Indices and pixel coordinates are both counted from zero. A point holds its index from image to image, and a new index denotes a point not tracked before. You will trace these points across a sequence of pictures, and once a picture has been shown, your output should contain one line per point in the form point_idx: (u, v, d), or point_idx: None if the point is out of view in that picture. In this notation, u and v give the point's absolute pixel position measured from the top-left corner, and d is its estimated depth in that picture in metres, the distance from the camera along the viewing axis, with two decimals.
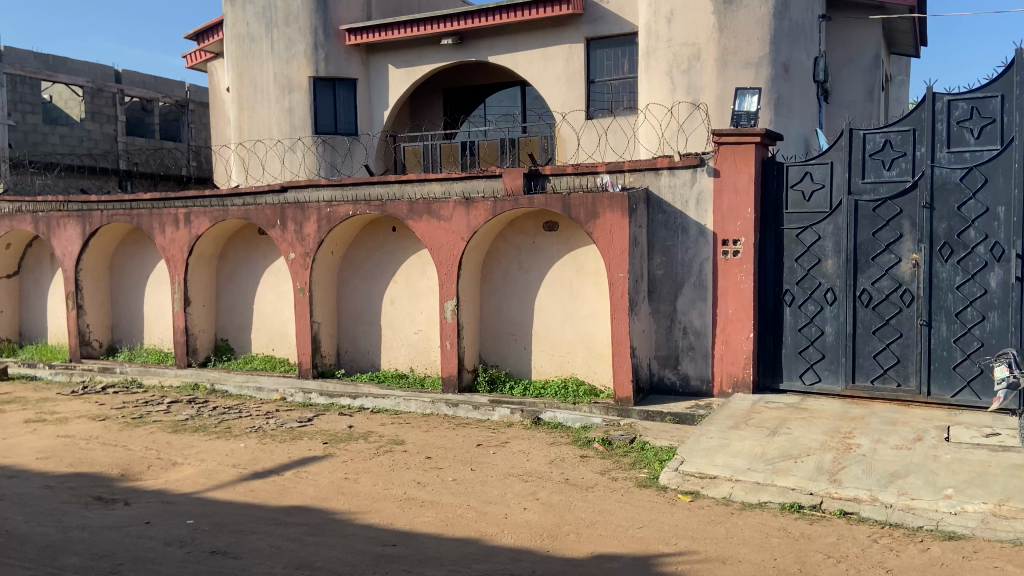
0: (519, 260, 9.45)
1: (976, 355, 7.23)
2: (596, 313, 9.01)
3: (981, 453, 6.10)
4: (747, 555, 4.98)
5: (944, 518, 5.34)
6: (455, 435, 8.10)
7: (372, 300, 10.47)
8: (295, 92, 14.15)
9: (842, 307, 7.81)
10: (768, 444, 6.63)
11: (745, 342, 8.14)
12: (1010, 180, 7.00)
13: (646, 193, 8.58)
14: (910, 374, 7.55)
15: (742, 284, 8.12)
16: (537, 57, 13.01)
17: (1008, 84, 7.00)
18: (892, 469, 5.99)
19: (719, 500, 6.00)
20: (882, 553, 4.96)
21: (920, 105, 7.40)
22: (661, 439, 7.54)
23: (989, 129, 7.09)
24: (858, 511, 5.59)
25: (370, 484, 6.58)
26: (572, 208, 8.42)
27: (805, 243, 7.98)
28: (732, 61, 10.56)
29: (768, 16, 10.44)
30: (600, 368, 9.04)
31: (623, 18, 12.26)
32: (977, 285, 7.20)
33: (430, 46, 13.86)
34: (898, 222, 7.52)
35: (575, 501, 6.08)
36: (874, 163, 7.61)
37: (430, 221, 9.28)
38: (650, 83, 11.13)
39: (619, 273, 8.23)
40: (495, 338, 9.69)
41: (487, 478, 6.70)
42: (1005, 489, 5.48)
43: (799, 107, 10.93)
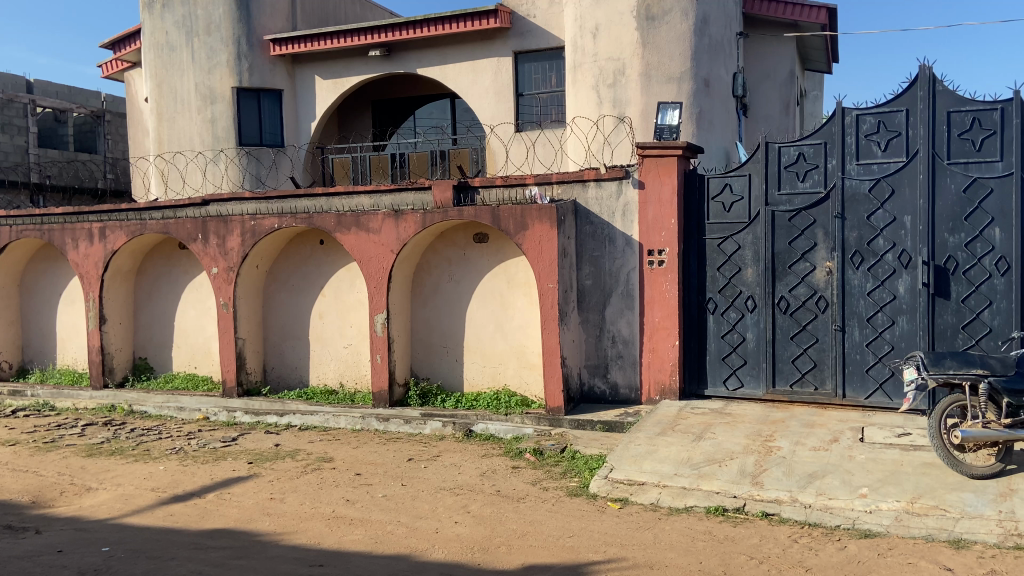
0: (450, 272, 9.43)
1: (887, 358, 7.56)
2: (527, 324, 9.06)
3: (894, 452, 6.38)
4: (674, 559, 5.08)
5: (860, 517, 5.56)
6: (386, 450, 8.01)
7: (299, 314, 10.28)
8: (218, 102, 13.85)
9: (761, 314, 8.07)
10: (694, 449, 6.80)
11: (671, 349, 8.33)
12: (915, 191, 7.37)
13: (574, 205, 8.71)
14: (826, 377, 7.85)
15: (667, 292, 8.32)
16: (466, 69, 13.06)
17: (912, 98, 7.37)
18: (811, 469, 6.22)
19: (647, 506, 6.10)
20: (802, 553, 5.13)
21: (830, 119, 7.74)
22: (591, 447, 7.62)
23: (895, 141, 7.45)
24: (779, 512, 5.77)
25: (296, 504, 6.44)
26: (502, 219, 8.46)
27: (726, 253, 8.23)
28: (655, 76, 10.83)
29: (688, 33, 10.75)
30: (531, 378, 9.08)
31: (550, 33, 12.47)
32: (886, 291, 7.54)
33: (358, 58, 13.76)
34: (812, 231, 7.83)
35: (506, 513, 6.09)
36: (789, 175, 7.91)
37: (358, 234, 9.18)
38: (577, 97, 11.34)
39: (549, 284, 8.31)
40: (427, 350, 9.63)
41: (418, 493, 6.64)
42: (917, 487, 5.74)
43: (720, 121, 11.27)
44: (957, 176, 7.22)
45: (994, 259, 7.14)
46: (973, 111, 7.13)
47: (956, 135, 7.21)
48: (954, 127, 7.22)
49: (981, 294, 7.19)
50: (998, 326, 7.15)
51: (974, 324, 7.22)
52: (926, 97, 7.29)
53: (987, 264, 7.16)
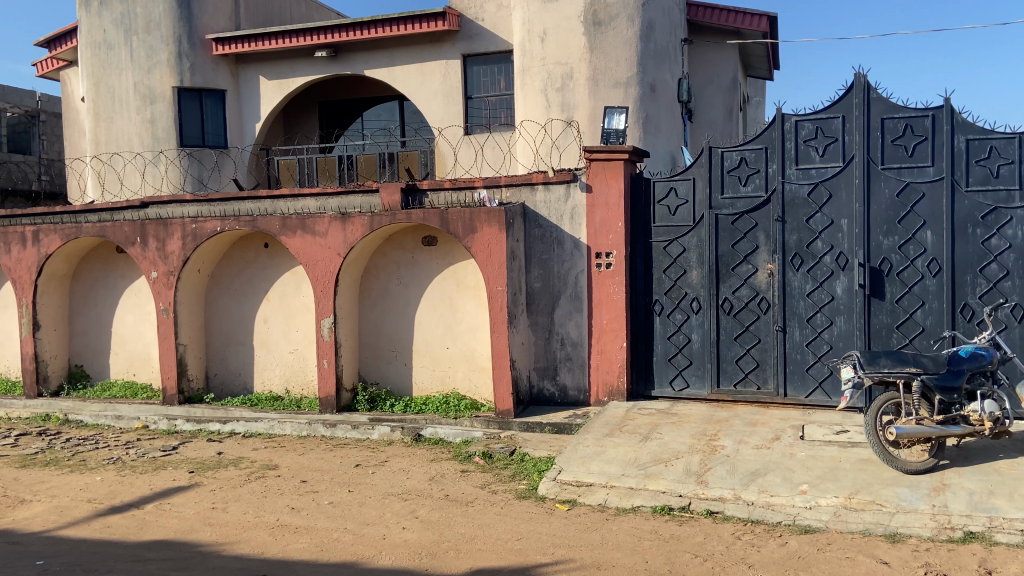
0: (398, 275, 9.36)
1: (826, 357, 7.77)
2: (476, 327, 9.06)
3: (832, 449, 6.56)
4: (621, 559, 5.13)
5: (800, 513, 5.70)
6: (333, 456, 7.92)
7: (243, 319, 10.08)
8: (158, 102, 13.50)
9: (706, 316, 8.22)
10: (640, 450, 6.88)
11: (619, 351, 8.42)
12: (851, 196, 7.60)
13: (522, 209, 8.74)
14: (768, 377, 8.03)
15: (614, 294, 8.41)
16: (414, 72, 13.00)
17: (848, 105, 7.59)
18: (753, 467, 6.35)
19: (594, 507, 6.15)
20: (744, 550, 5.23)
21: (770, 125, 7.92)
22: (539, 449, 7.65)
23: (832, 147, 7.66)
24: (723, 510, 5.88)
25: (239, 513, 6.31)
26: (450, 222, 8.44)
27: (672, 255, 8.35)
28: (602, 80, 10.94)
29: (634, 38, 10.88)
30: (480, 381, 9.08)
31: (498, 36, 12.50)
32: (825, 293, 7.75)
33: (303, 59, 13.57)
34: (754, 234, 8.01)
35: (455, 517, 6.06)
36: (732, 179, 8.07)
37: (304, 237, 9.05)
38: (526, 101, 11.39)
39: (498, 287, 8.30)
40: (375, 354, 9.54)
41: (366, 499, 6.57)
42: (854, 483, 5.91)
43: (666, 126, 11.42)
44: (891, 181, 7.47)
45: (926, 261, 7.40)
46: (906, 118, 7.39)
47: (889, 141, 7.46)
48: (887, 133, 7.46)
49: (914, 294, 7.45)
50: (930, 325, 7.41)
51: (907, 324, 7.48)
52: (861, 104, 7.51)
53: (919, 265, 7.42)
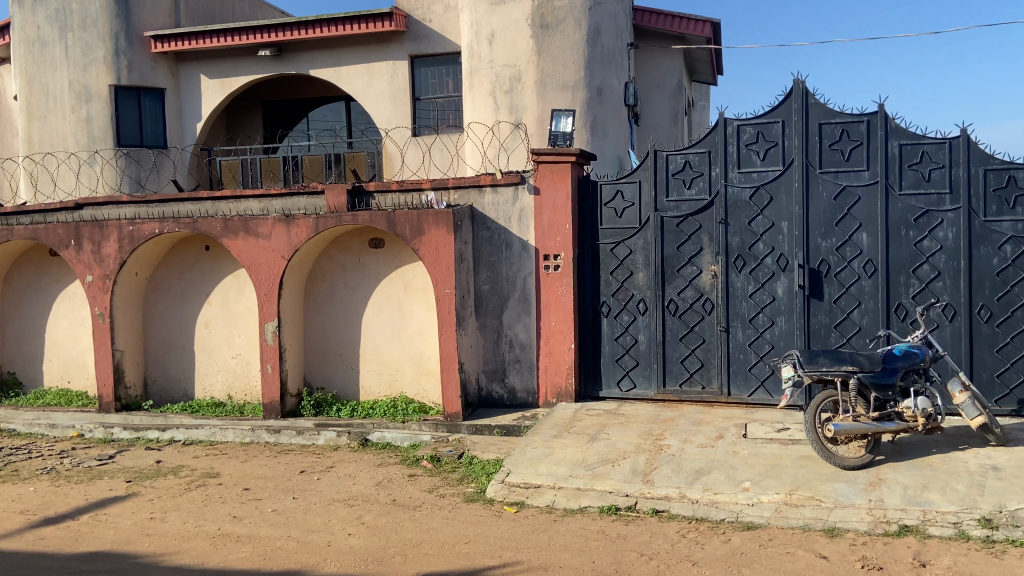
0: (345, 278, 9.24)
1: (768, 357, 7.95)
2: (424, 330, 9.00)
3: (774, 446, 6.69)
4: (569, 560, 5.15)
5: (743, 510, 5.81)
6: (277, 463, 7.77)
7: (183, 323, 9.82)
8: (94, 101, 13.09)
9: (652, 317, 8.31)
10: (587, 450, 6.92)
11: (567, 352, 8.47)
12: (791, 199, 7.79)
13: (470, 211, 8.71)
14: (712, 376, 8.16)
15: (562, 296, 8.46)
16: (360, 72, 12.87)
17: (788, 110, 7.78)
18: (697, 466, 6.44)
19: (542, 509, 6.17)
20: (689, 548, 5.30)
21: (713, 129, 8.06)
22: (488, 452, 7.63)
23: (773, 151, 7.84)
24: (668, 509, 5.96)
25: (179, 523, 6.13)
26: (398, 224, 8.36)
27: (619, 257, 8.43)
28: (550, 83, 10.99)
29: (581, 42, 10.95)
30: (429, 385, 9.02)
31: (446, 38, 12.48)
32: (766, 293, 7.93)
33: (246, 58, 13.32)
34: (698, 236, 8.14)
35: (402, 522, 6.00)
36: (677, 182, 8.19)
37: (246, 239, 8.87)
38: (474, 102, 11.39)
39: (445, 289, 8.25)
40: (321, 358, 9.39)
41: (310, 505, 6.46)
42: (795, 479, 6.05)
43: (614, 130, 11.46)
44: (828, 185, 7.67)
45: (863, 262, 7.62)
46: (842, 124, 7.61)
47: (827, 146, 7.67)
48: (825, 138, 7.67)
49: (851, 295, 7.67)
50: (867, 324, 7.64)
51: (845, 324, 7.70)
52: (800, 109, 7.71)
53: (855, 267, 7.64)
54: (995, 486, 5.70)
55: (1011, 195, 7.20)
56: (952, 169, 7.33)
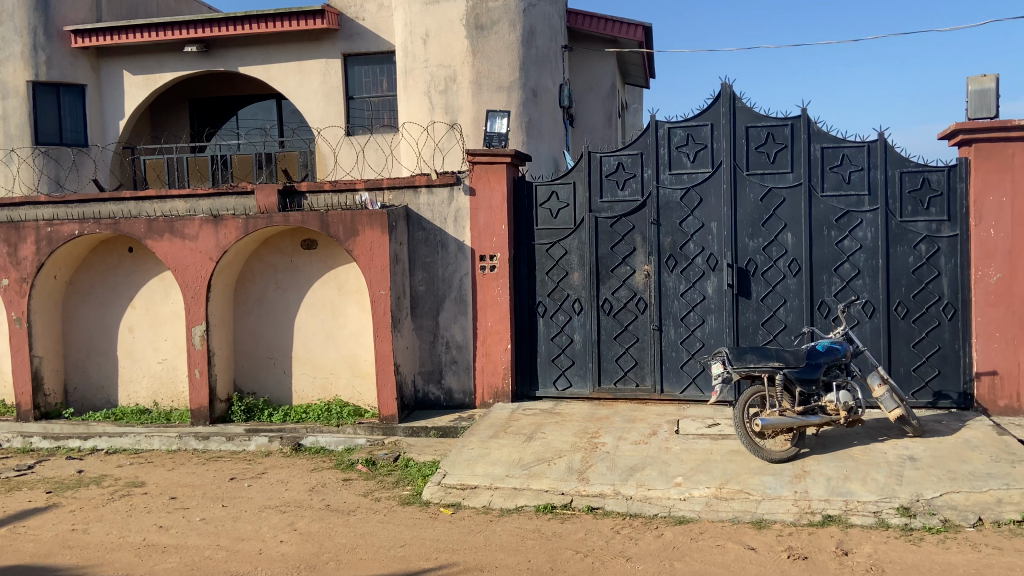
0: (277, 280, 9.05)
1: (699, 354, 8.13)
2: (359, 332, 8.89)
3: (705, 441, 6.84)
4: (505, 560, 5.16)
5: (675, 505, 5.93)
6: (206, 470, 7.55)
7: (106, 328, 9.45)
8: (10, 97, 12.49)
9: (587, 316, 8.41)
10: (524, 450, 6.96)
11: (503, 353, 8.49)
12: (720, 200, 7.99)
13: (405, 211, 8.64)
14: (646, 374, 8.30)
15: (499, 297, 8.47)
16: (292, 70, 12.64)
17: (716, 113, 7.97)
18: (632, 463, 6.54)
19: (479, 509, 6.17)
20: (623, 543, 5.38)
21: (645, 132, 8.20)
22: (424, 454, 7.58)
23: (702, 153, 8.03)
24: (603, 505, 6.03)
25: (102, 534, 5.90)
26: (331, 225, 8.23)
27: (554, 258, 8.49)
28: (485, 84, 11.00)
29: (516, 43, 10.98)
30: (363, 388, 8.91)
31: (380, 37, 12.36)
32: (697, 292, 8.10)
33: (173, 54, 12.95)
34: (632, 237, 8.26)
35: (336, 527, 5.91)
36: (610, 183, 8.30)
37: (172, 240, 8.60)
38: (409, 102, 11.32)
39: (381, 290, 8.15)
40: (252, 362, 9.17)
41: (240, 513, 6.30)
42: (724, 473, 6.20)
43: (549, 131, 11.53)
44: (755, 186, 7.90)
45: (788, 262, 7.87)
46: (768, 127, 7.85)
47: (753, 148, 7.89)
48: (751, 140, 7.89)
49: (777, 293, 7.91)
50: (792, 321, 7.89)
51: (771, 321, 7.93)
52: (728, 112, 7.91)
53: (781, 266, 7.89)
54: (912, 476, 5.96)
55: (925, 197, 7.53)
56: (870, 172, 7.63)
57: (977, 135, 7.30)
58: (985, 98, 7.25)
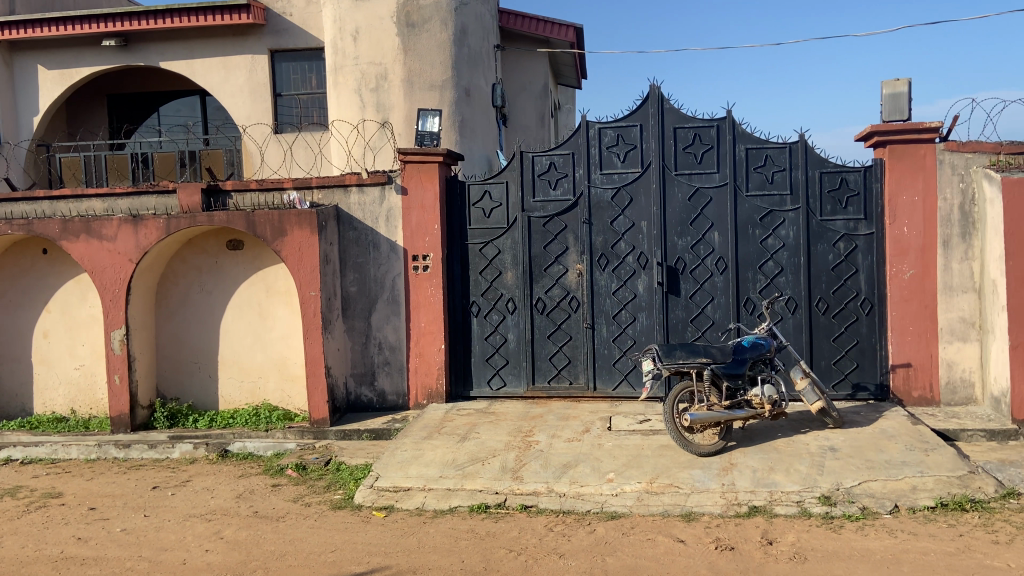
0: (201, 282, 8.77)
1: (630, 351, 8.24)
2: (288, 334, 8.69)
3: (636, 437, 6.95)
4: (438, 561, 5.12)
5: (607, 501, 6.00)
6: (127, 479, 7.27)
7: (18, 333, 9.01)
8: None
9: (521, 315, 8.43)
10: (458, 450, 6.92)
11: (437, 354, 8.43)
12: (650, 200, 8.12)
13: (335, 210, 8.49)
14: (579, 372, 8.37)
15: (432, 298, 8.41)
16: (216, 65, 12.29)
17: (645, 114, 8.10)
18: (565, 460, 6.59)
19: (412, 511, 6.10)
20: (555, 541, 5.40)
21: (576, 132, 8.27)
22: (356, 457, 7.47)
23: (632, 153, 8.14)
24: (536, 504, 6.04)
25: (14, 548, 5.61)
26: (257, 225, 8.03)
27: (488, 257, 8.48)
28: (417, 83, 10.91)
29: (447, 42, 10.93)
30: (293, 391, 8.73)
31: (308, 33, 12.12)
32: (628, 291, 8.22)
33: (90, 48, 12.44)
34: (564, 236, 8.32)
35: (264, 534, 5.76)
36: (542, 183, 8.34)
37: (89, 241, 8.25)
38: (340, 100, 11.15)
39: (311, 292, 7.99)
40: (175, 367, 8.87)
41: (163, 523, 6.08)
42: (655, 468, 6.31)
43: (482, 130, 11.50)
44: (683, 186, 8.06)
45: (715, 260, 8.06)
46: (694, 128, 8.02)
47: (681, 149, 8.05)
48: (679, 141, 8.05)
49: (705, 291, 8.08)
50: (719, 318, 8.08)
51: (700, 318, 8.10)
52: (656, 113, 8.05)
53: (709, 264, 8.07)
54: (832, 466, 6.18)
55: (844, 196, 7.81)
56: (792, 172, 7.88)
57: (890, 137, 7.62)
58: (898, 101, 7.58)
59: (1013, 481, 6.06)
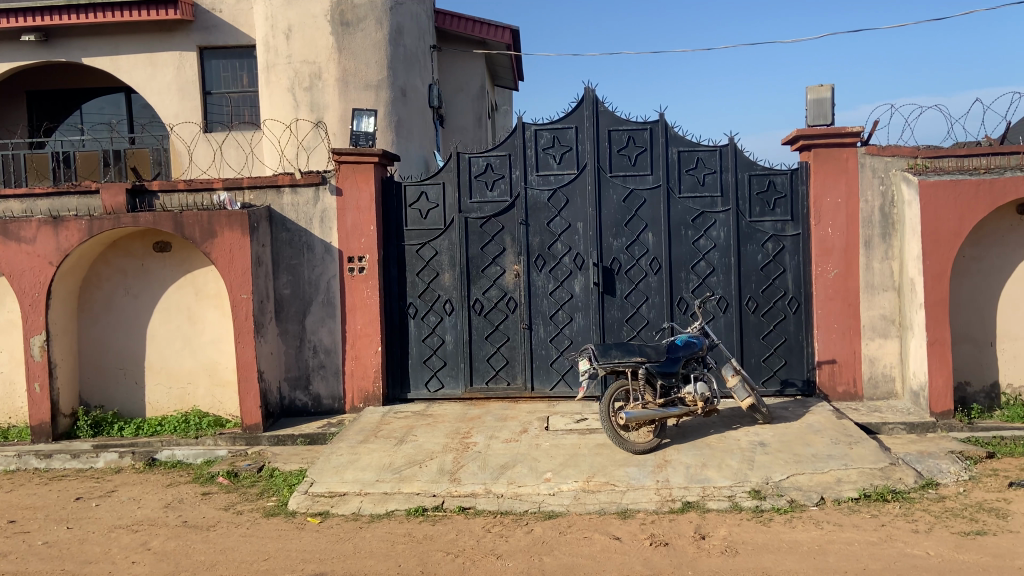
0: (126, 285, 8.47)
1: (567, 351, 8.31)
2: (220, 338, 8.47)
3: (573, 436, 7.00)
4: (374, 566, 5.06)
5: (545, 500, 6.03)
6: (48, 491, 6.96)
7: None
8: None
9: (459, 316, 8.40)
10: (395, 453, 6.86)
11: (373, 356, 8.33)
12: (585, 201, 8.21)
13: (267, 211, 8.30)
14: (517, 373, 8.39)
15: (368, 299, 8.31)
16: (143, 62, 11.90)
17: (580, 116, 8.18)
18: (503, 461, 6.59)
19: (348, 516, 6.01)
20: (493, 542, 5.40)
21: (512, 134, 8.30)
22: (290, 463, 7.32)
23: (568, 155, 8.22)
24: (474, 505, 6.03)
25: None
26: (186, 227, 7.79)
27: (424, 258, 8.43)
28: (352, 82, 10.76)
29: (383, 41, 10.82)
30: (224, 397, 8.50)
31: (238, 30, 11.83)
32: (565, 291, 8.28)
33: (7, 42, 11.89)
34: (501, 237, 8.34)
35: (194, 544, 5.59)
36: (479, 184, 8.33)
37: (6, 243, 7.86)
38: (272, 99, 10.92)
39: (243, 295, 7.80)
40: (99, 374, 8.53)
41: (87, 535, 5.84)
42: (591, 467, 6.37)
43: (418, 131, 11.41)
44: (618, 188, 8.17)
45: (649, 260, 8.19)
46: (628, 131, 8.14)
47: (616, 151, 8.17)
48: (614, 144, 8.16)
49: (640, 291, 8.21)
50: (654, 318, 8.21)
51: (635, 318, 8.22)
52: (591, 116, 8.15)
53: (643, 264, 8.20)
54: (762, 460, 6.35)
55: (771, 198, 8.05)
56: (722, 174, 8.08)
57: (815, 141, 7.88)
58: (822, 106, 7.84)
59: (931, 471, 6.34)
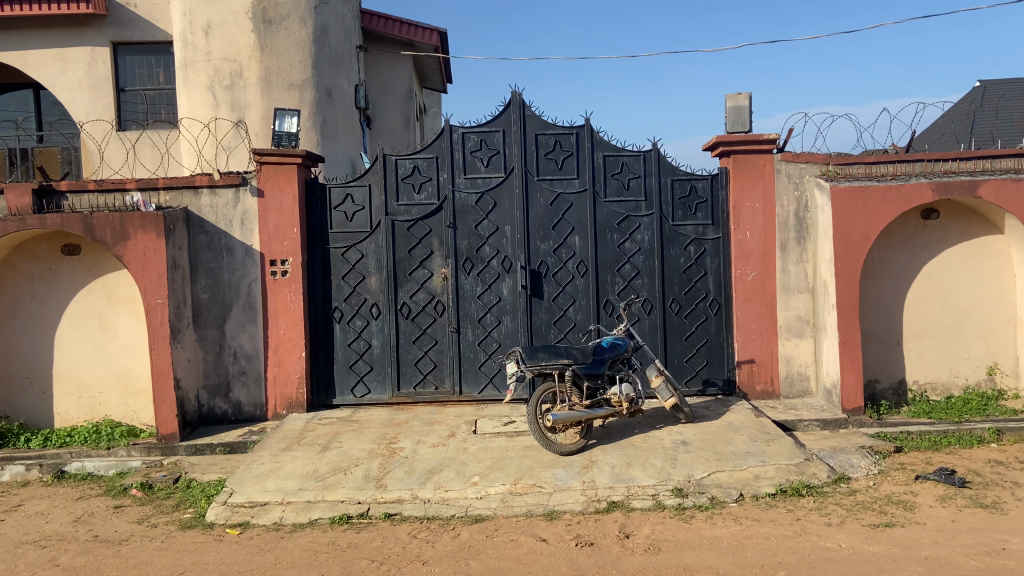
0: (31, 291, 8.04)
1: (495, 354, 8.31)
2: (134, 345, 8.13)
3: (500, 439, 7.00)
4: None
5: (471, 504, 6.00)
6: None
7: None
8: None
9: (385, 320, 8.30)
10: (319, 460, 6.71)
11: (297, 361, 8.14)
12: (513, 204, 8.24)
13: (184, 213, 8.01)
14: (444, 377, 8.34)
15: (291, 303, 8.11)
16: (52, 57, 11.37)
17: (507, 120, 8.21)
18: (429, 465, 6.53)
19: (269, 526, 5.84)
20: (419, 547, 5.34)
21: (439, 136, 8.26)
22: (209, 472, 7.08)
23: (495, 158, 8.22)
24: (400, 511, 5.95)
25: None
26: (96, 229, 7.44)
27: (350, 262, 8.29)
28: (275, 81, 10.50)
29: (306, 40, 10.60)
30: (139, 406, 8.16)
31: (155, 26, 11.41)
32: (492, 294, 8.28)
33: None
34: (428, 240, 8.28)
35: (105, 559, 5.34)
36: (406, 186, 8.25)
37: None
38: (190, 97, 10.58)
39: (158, 299, 7.49)
40: (2, 384, 8.08)
41: None
42: (519, 469, 6.38)
43: (344, 132, 11.24)
44: (545, 192, 8.23)
45: (576, 263, 8.27)
46: (555, 135, 8.22)
47: (543, 155, 8.22)
48: (540, 148, 8.22)
49: (566, 294, 8.28)
50: (581, 320, 8.29)
51: (562, 320, 8.28)
52: (518, 119, 8.18)
53: (570, 267, 8.27)
54: (684, 459, 6.49)
55: (693, 203, 8.26)
56: (646, 179, 8.25)
57: (734, 147, 8.11)
58: (740, 113, 8.12)
59: (843, 466, 6.60)
